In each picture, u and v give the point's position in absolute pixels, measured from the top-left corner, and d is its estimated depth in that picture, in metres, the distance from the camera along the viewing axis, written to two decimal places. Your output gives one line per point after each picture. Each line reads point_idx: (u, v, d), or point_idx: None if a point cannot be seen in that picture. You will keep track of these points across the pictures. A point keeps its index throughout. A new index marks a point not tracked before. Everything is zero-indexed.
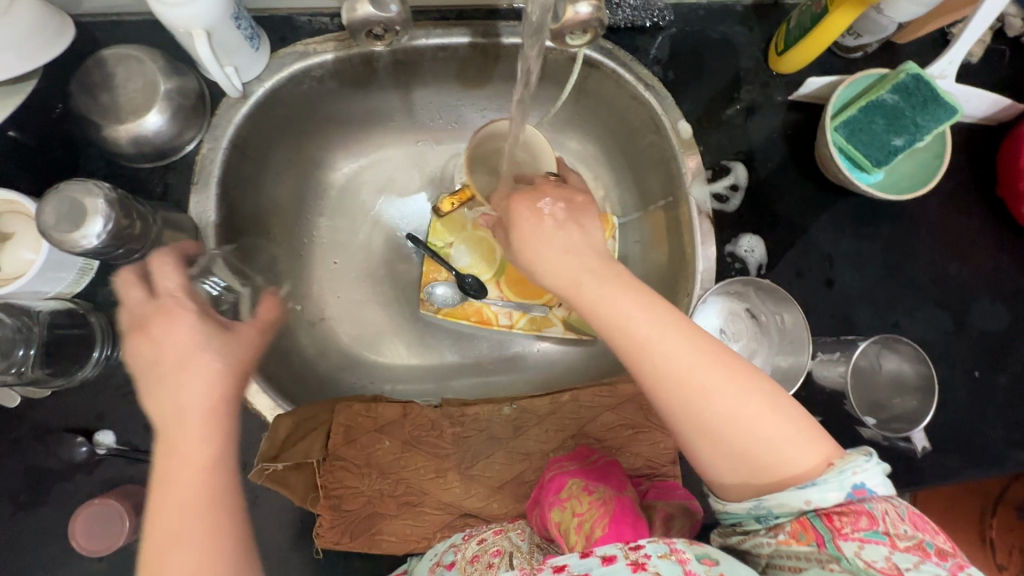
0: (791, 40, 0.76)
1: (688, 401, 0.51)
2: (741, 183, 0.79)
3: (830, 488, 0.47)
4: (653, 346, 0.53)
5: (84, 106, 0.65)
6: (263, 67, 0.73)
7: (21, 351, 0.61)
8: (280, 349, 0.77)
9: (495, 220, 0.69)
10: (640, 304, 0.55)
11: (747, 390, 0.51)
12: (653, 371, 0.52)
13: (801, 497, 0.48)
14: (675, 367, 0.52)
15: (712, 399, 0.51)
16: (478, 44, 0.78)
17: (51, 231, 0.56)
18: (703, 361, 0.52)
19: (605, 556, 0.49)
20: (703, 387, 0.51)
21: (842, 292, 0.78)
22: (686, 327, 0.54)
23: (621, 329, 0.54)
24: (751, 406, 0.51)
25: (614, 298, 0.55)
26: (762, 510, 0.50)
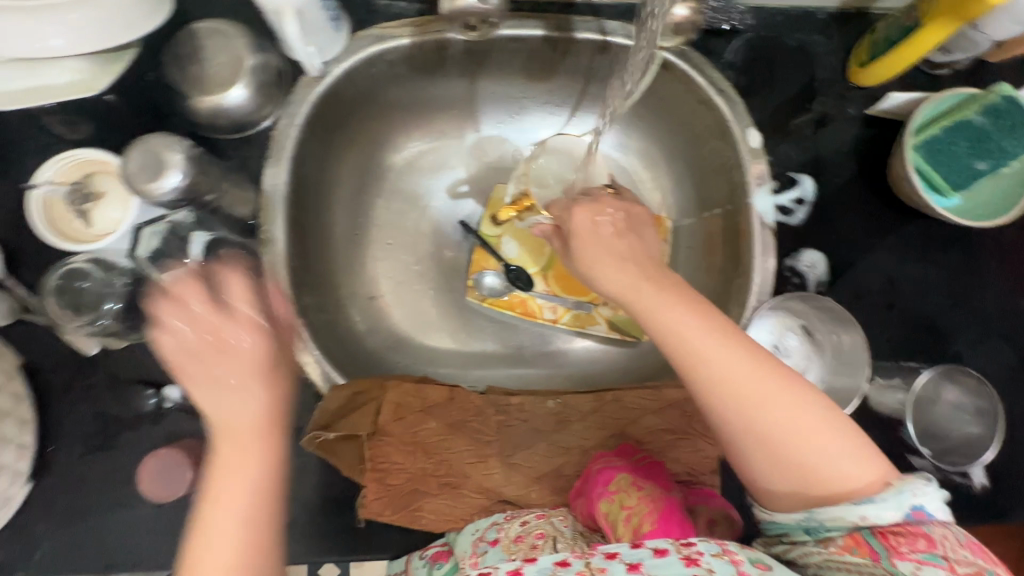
0: (878, 52, 0.74)
1: (744, 415, 0.52)
2: (808, 197, 0.78)
3: (887, 507, 0.48)
4: (710, 359, 0.53)
5: (174, 76, 0.67)
6: (342, 48, 0.74)
7: (106, 304, 0.64)
8: (334, 324, 0.79)
9: (551, 228, 0.68)
10: (697, 315, 0.55)
11: (802, 404, 0.51)
12: (707, 384, 0.53)
13: (857, 513, 0.49)
14: (732, 380, 0.52)
15: (768, 413, 0.51)
16: (551, 38, 0.79)
17: (134, 180, 0.58)
18: (759, 375, 0.52)
19: (656, 549, 0.51)
20: (757, 402, 0.52)
21: (905, 317, 0.75)
22: (740, 341, 0.54)
23: (678, 341, 0.54)
24: (805, 421, 0.51)
25: (670, 308, 0.55)
26: (812, 523, 0.50)
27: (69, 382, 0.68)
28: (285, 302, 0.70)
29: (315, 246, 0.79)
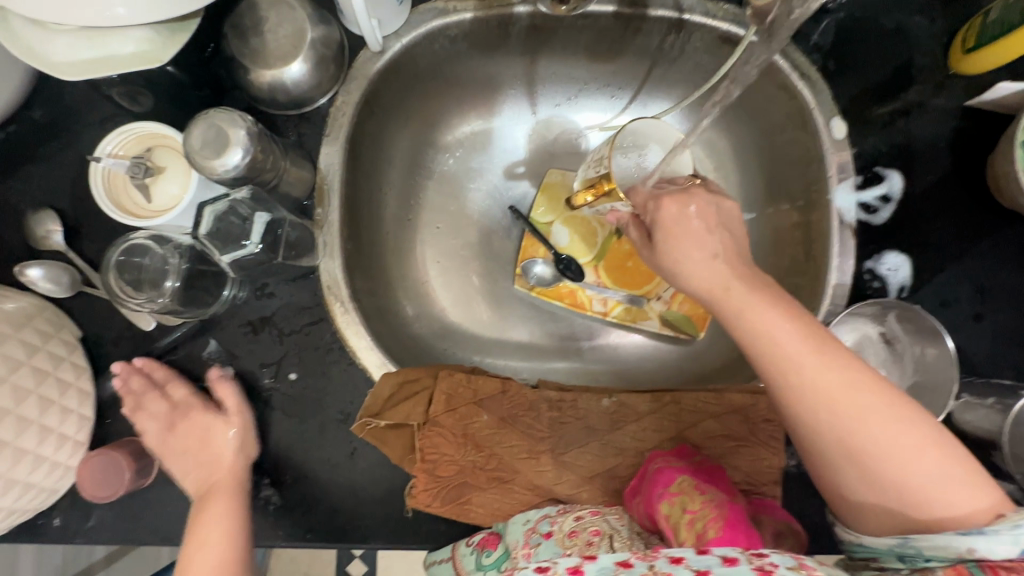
0: (985, 37, 0.66)
1: (836, 430, 0.48)
2: (895, 194, 0.72)
3: (1002, 541, 0.42)
4: (803, 368, 0.49)
5: (234, 48, 0.65)
6: (403, 22, 0.71)
7: (167, 283, 0.64)
8: (383, 309, 0.77)
9: (631, 215, 0.64)
10: (791, 320, 0.51)
11: (906, 424, 0.47)
12: (799, 392, 0.49)
13: (963, 545, 0.43)
14: (827, 393, 0.48)
15: (866, 430, 0.47)
16: (623, 15, 0.73)
17: (195, 156, 0.56)
18: (857, 390, 0.48)
19: (725, 557, 0.46)
20: (853, 417, 0.48)
21: (995, 329, 0.70)
22: (839, 351, 0.50)
23: (768, 348, 0.50)
24: (908, 442, 0.47)
25: (761, 312, 0.51)
26: (909, 550, 0.46)
27: (127, 356, 0.68)
28: (339, 285, 0.68)
29: (367, 228, 0.77)
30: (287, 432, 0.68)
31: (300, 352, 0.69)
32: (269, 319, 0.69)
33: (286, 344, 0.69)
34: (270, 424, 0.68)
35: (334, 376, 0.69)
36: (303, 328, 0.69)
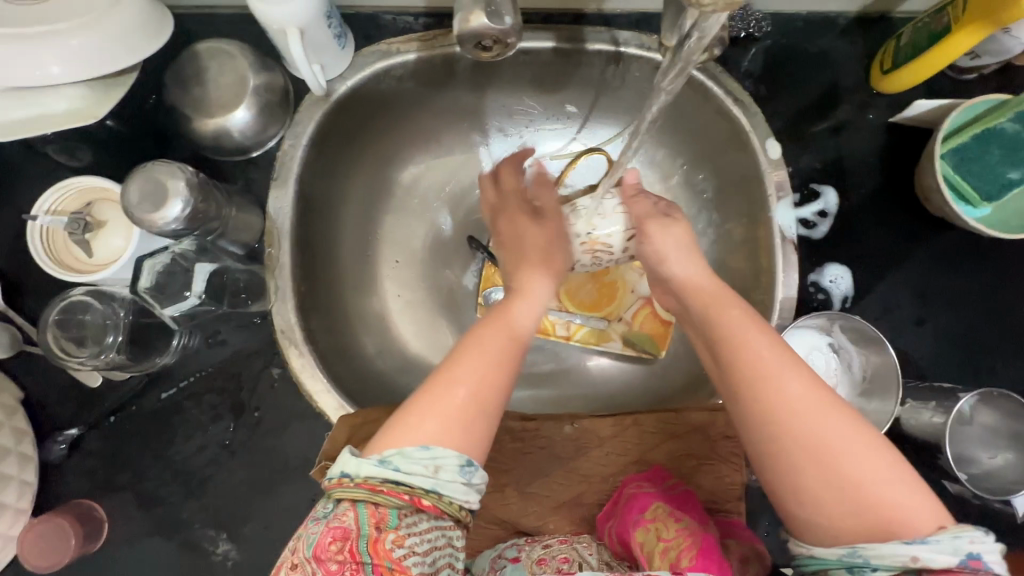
0: (900, 59, 0.70)
1: (798, 423, 0.48)
2: (832, 209, 0.75)
3: (942, 551, 0.42)
4: (767, 362, 0.50)
5: (177, 99, 0.66)
6: (347, 65, 0.72)
7: (109, 338, 0.63)
8: (342, 347, 0.76)
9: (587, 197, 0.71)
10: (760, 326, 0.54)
11: (855, 425, 0.48)
12: (767, 387, 0.49)
13: (909, 552, 0.43)
14: (794, 390, 0.49)
15: (824, 424, 0.47)
16: (563, 49, 0.75)
17: (132, 210, 0.56)
18: (819, 389, 0.49)
19: None
20: (813, 412, 0.48)
21: (934, 333, 0.73)
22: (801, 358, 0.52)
23: (734, 344, 0.53)
24: (860, 444, 0.47)
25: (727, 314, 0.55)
26: (856, 560, 0.44)
27: (72, 416, 0.66)
28: (292, 329, 0.67)
29: (321, 268, 0.76)
30: (243, 484, 0.66)
31: (255, 399, 0.68)
32: (222, 367, 0.68)
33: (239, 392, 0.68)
34: (225, 476, 0.66)
35: (292, 421, 0.68)
36: (258, 374, 0.68)
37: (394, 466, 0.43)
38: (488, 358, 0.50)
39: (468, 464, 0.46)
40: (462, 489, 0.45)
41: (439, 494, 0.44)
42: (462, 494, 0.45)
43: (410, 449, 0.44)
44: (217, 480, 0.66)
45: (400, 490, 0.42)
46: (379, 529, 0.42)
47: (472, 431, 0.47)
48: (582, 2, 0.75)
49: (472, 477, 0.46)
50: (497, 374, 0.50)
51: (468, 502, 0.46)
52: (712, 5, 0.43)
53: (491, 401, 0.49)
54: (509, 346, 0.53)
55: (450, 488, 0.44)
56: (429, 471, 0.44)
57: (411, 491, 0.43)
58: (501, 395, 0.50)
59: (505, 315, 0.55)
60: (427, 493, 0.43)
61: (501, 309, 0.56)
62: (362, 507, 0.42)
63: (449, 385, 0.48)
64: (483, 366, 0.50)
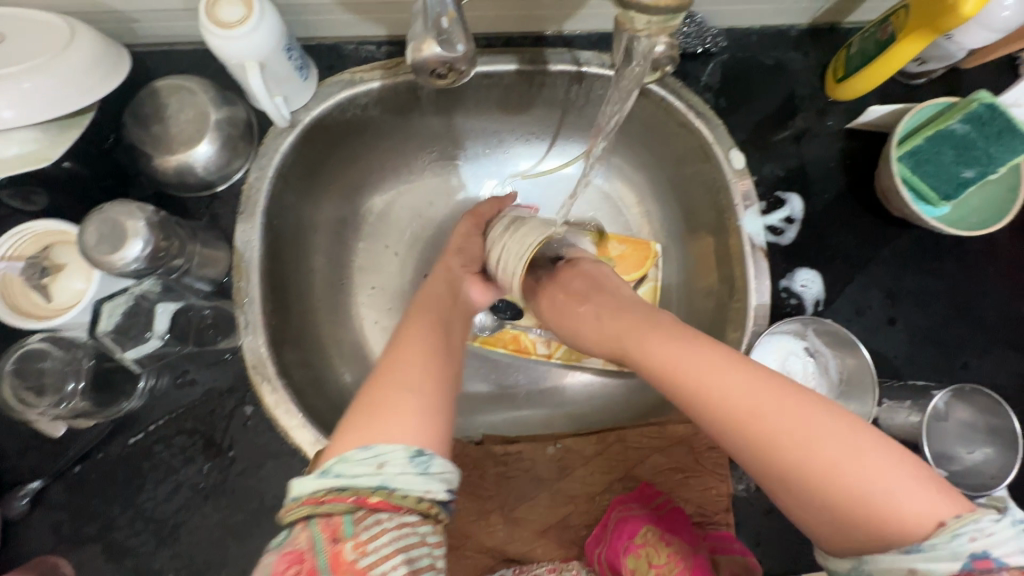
0: (852, 68, 0.72)
1: (755, 441, 0.44)
2: (798, 215, 0.76)
3: (941, 557, 0.37)
4: (713, 383, 0.47)
5: (136, 137, 0.65)
6: (311, 96, 0.72)
7: (69, 385, 0.62)
8: (318, 379, 0.74)
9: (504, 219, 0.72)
10: (696, 345, 0.52)
11: (822, 420, 0.43)
12: (709, 415, 0.48)
13: (907, 563, 0.38)
14: (737, 409, 0.46)
15: (787, 430, 0.43)
16: (525, 71, 0.75)
17: (90, 252, 0.55)
18: (765, 397, 0.45)
19: None
20: (766, 423, 0.44)
21: (905, 332, 0.74)
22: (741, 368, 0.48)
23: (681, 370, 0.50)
24: (827, 438, 0.42)
25: (677, 339, 0.53)
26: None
27: (35, 468, 0.64)
28: (264, 363, 0.66)
29: (294, 300, 0.75)
30: (219, 528, 0.64)
31: (228, 438, 0.66)
32: (192, 408, 0.66)
33: (212, 431, 0.66)
34: (199, 521, 0.64)
35: (267, 459, 0.66)
36: (230, 414, 0.66)
37: (335, 474, 0.41)
38: (425, 365, 0.51)
39: (419, 454, 0.43)
40: (419, 481, 0.42)
41: (390, 489, 0.41)
42: (421, 484, 0.42)
43: (351, 453, 0.42)
44: (191, 526, 0.64)
45: (345, 494, 0.40)
46: (335, 540, 0.39)
47: (432, 428, 0.46)
48: (542, 25, 0.76)
49: (427, 466, 0.43)
50: (428, 369, 0.51)
51: (429, 492, 0.42)
52: (645, 31, 0.47)
53: (430, 390, 0.49)
54: (433, 347, 0.54)
55: (402, 480, 0.42)
56: (376, 468, 0.42)
57: (356, 492, 0.40)
58: (439, 385, 0.50)
59: (426, 324, 0.57)
60: (375, 491, 0.40)
61: (413, 322, 0.58)
62: (313, 523, 0.40)
63: (392, 390, 0.48)
64: (416, 368, 0.51)
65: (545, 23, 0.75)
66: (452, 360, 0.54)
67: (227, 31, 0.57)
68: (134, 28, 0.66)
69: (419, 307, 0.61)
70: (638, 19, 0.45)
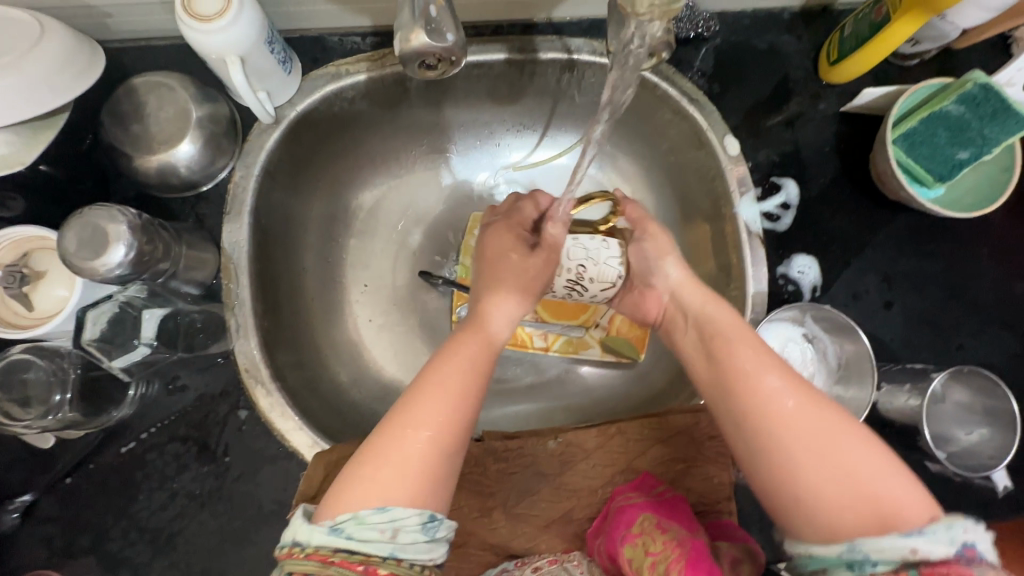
0: (845, 50, 0.71)
1: (795, 417, 0.48)
2: (793, 200, 0.76)
3: (938, 541, 0.41)
4: (749, 365, 0.52)
5: (114, 137, 0.63)
6: (296, 90, 0.70)
7: (55, 396, 0.59)
8: (312, 380, 0.73)
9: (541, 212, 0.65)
10: (755, 335, 0.56)
11: (852, 422, 0.49)
12: (760, 386, 0.51)
13: (907, 545, 0.41)
14: (785, 388, 0.50)
15: (822, 418, 0.48)
16: (515, 60, 0.74)
17: (70, 258, 0.53)
18: (810, 390, 0.50)
19: None
20: (806, 406, 0.49)
21: (902, 315, 0.74)
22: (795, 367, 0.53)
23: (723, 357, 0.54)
24: (852, 436, 0.47)
25: (729, 323, 0.57)
26: (856, 556, 0.43)
27: (24, 480, 0.62)
28: (257, 366, 0.64)
29: (286, 300, 0.73)
30: (217, 535, 0.63)
31: (223, 442, 0.64)
32: (185, 414, 0.64)
33: (205, 437, 0.64)
34: (195, 529, 0.63)
35: (263, 464, 0.65)
36: (223, 419, 0.65)
37: (347, 535, 0.43)
38: (451, 371, 0.52)
39: (430, 520, 0.46)
40: (425, 547, 0.45)
41: (398, 559, 0.43)
42: (426, 552, 0.45)
43: (365, 513, 0.44)
44: (188, 534, 0.63)
45: (354, 560, 0.42)
46: None
47: (428, 473, 0.47)
48: (531, 12, 0.74)
49: (435, 531, 0.46)
50: (463, 376, 0.52)
51: (432, 559, 0.45)
52: (648, 15, 0.46)
53: (456, 407, 0.50)
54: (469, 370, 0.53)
55: (412, 550, 0.44)
56: (387, 536, 0.44)
57: (367, 559, 0.42)
58: (465, 400, 0.51)
59: (470, 325, 0.58)
60: (385, 560, 0.43)
61: (455, 339, 0.55)
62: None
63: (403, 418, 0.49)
64: (434, 395, 0.50)
65: (535, 10, 0.74)
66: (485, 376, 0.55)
67: (207, 24, 0.55)
68: (108, 24, 0.64)
69: (463, 323, 0.58)
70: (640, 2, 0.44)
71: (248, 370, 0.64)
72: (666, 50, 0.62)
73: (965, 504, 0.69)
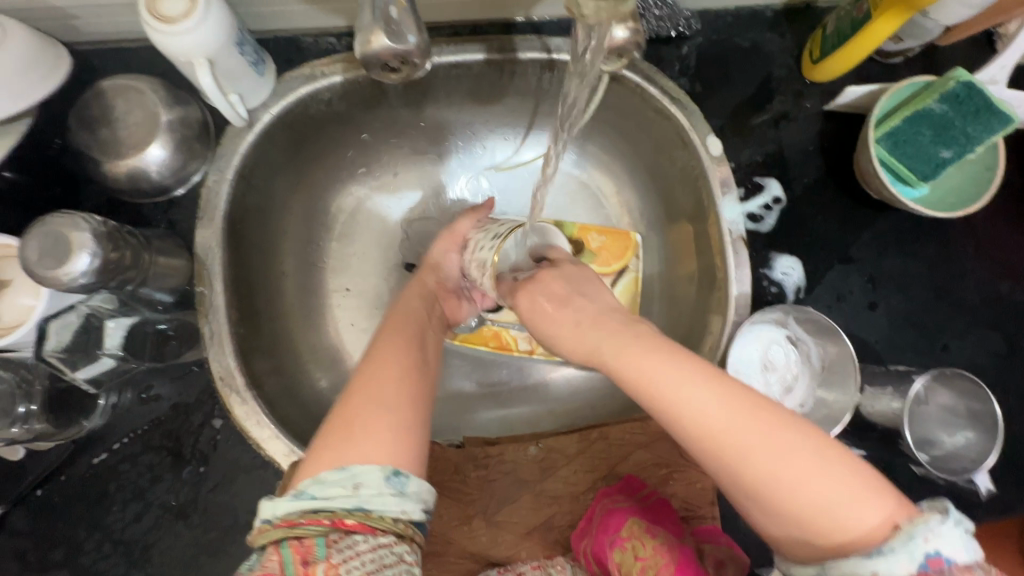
0: (828, 48, 0.70)
1: (720, 454, 0.42)
2: (777, 201, 0.75)
3: (898, 559, 0.36)
4: (665, 394, 0.45)
5: (82, 142, 0.61)
6: (269, 93, 0.68)
7: (21, 408, 0.58)
8: (291, 387, 0.71)
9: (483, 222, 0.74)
10: (665, 352, 0.48)
11: (781, 433, 0.41)
12: (673, 422, 0.45)
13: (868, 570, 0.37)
14: (701, 422, 0.43)
15: (747, 447, 0.42)
16: (494, 60, 0.72)
17: (34, 268, 0.52)
18: (732, 413, 0.43)
19: None
20: (728, 438, 0.42)
21: (886, 316, 0.73)
22: (711, 374, 0.45)
23: (647, 390, 0.47)
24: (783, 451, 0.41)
25: (626, 346, 0.51)
26: None
27: None
28: (232, 375, 0.63)
29: (264, 306, 0.72)
30: (193, 546, 0.62)
31: (197, 452, 0.63)
32: (159, 424, 0.63)
33: (179, 448, 0.63)
34: (171, 539, 0.62)
35: (240, 474, 0.64)
36: (197, 427, 0.64)
37: (310, 494, 0.41)
38: (377, 390, 0.49)
39: (395, 474, 0.43)
40: (395, 501, 0.42)
41: (367, 511, 0.41)
42: (396, 505, 0.42)
43: (325, 475, 0.42)
44: (162, 545, 0.62)
45: (321, 516, 0.39)
46: (306, 563, 0.38)
47: (403, 445, 0.46)
48: (510, 11, 0.73)
49: (403, 485, 0.43)
50: (398, 385, 0.50)
51: (405, 513, 0.42)
52: (593, 16, 0.45)
53: (403, 411, 0.48)
54: (404, 361, 0.53)
55: (378, 502, 0.41)
56: (350, 490, 0.41)
57: (331, 513, 0.40)
58: (410, 398, 0.49)
59: (398, 339, 0.57)
60: (351, 513, 0.40)
61: (392, 337, 0.56)
62: (284, 545, 0.39)
63: (364, 400, 0.48)
64: (390, 372, 0.51)
65: (513, 9, 0.72)
66: (426, 373, 0.54)
67: (171, 26, 0.54)
68: (74, 26, 0.62)
69: (397, 318, 0.61)
70: (586, 3, 0.44)
71: (222, 378, 0.63)
72: (633, 50, 0.62)
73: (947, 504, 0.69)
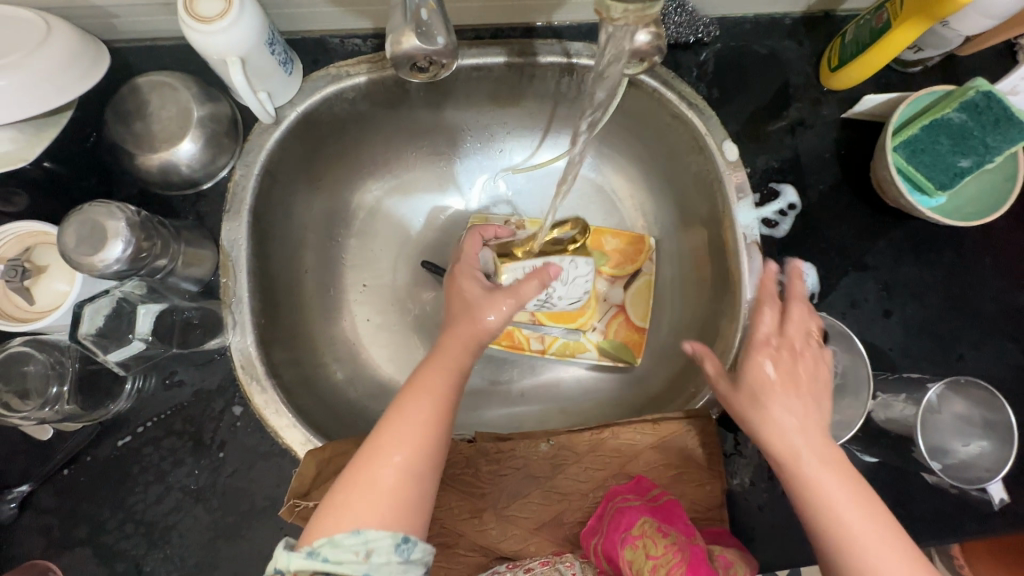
0: (846, 56, 0.71)
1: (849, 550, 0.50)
2: (792, 207, 0.75)
3: None
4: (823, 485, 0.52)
5: (118, 135, 0.64)
6: (296, 91, 0.71)
7: (53, 389, 0.61)
8: (309, 378, 0.73)
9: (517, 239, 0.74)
10: (819, 439, 0.53)
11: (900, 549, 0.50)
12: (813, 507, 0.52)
13: None
14: (839, 515, 0.51)
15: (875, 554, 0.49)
16: (515, 63, 0.74)
17: (69, 254, 0.54)
18: (865, 519, 0.51)
19: None
20: (861, 539, 0.50)
21: (901, 324, 0.73)
22: (850, 481, 0.52)
23: (807, 480, 0.52)
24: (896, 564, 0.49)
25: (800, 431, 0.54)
26: None
27: (24, 470, 0.63)
28: (253, 363, 0.65)
29: (285, 298, 0.74)
30: (210, 529, 0.64)
31: (217, 438, 0.65)
32: (182, 409, 0.65)
33: (200, 433, 0.65)
34: (191, 522, 0.64)
35: (257, 460, 0.65)
36: (218, 414, 0.66)
37: (323, 556, 0.45)
38: (400, 445, 0.50)
39: (404, 541, 0.47)
40: (400, 568, 0.46)
41: None
42: (400, 572, 0.46)
43: (339, 537, 0.46)
44: (181, 526, 0.64)
45: None
46: None
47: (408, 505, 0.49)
48: (531, 16, 0.74)
49: (409, 553, 0.47)
50: (422, 440, 0.51)
51: None
52: (622, 19, 0.47)
53: (420, 470, 0.50)
54: (434, 415, 0.52)
55: (385, 568, 0.46)
56: (361, 556, 0.45)
57: None
58: (429, 459, 0.51)
59: (436, 372, 0.54)
60: None
61: (428, 373, 0.54)
62: None
63: (380, 461, 0.49)
64: (411, 437, 0.51)
65: (534, 14, 0.74)
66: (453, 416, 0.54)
67: (208, 25, 0.56)
68: (113, 24, 0.65)
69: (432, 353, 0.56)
70: (615, 8, 0.46)
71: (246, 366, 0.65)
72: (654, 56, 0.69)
73: (959, 514, 0.68)
